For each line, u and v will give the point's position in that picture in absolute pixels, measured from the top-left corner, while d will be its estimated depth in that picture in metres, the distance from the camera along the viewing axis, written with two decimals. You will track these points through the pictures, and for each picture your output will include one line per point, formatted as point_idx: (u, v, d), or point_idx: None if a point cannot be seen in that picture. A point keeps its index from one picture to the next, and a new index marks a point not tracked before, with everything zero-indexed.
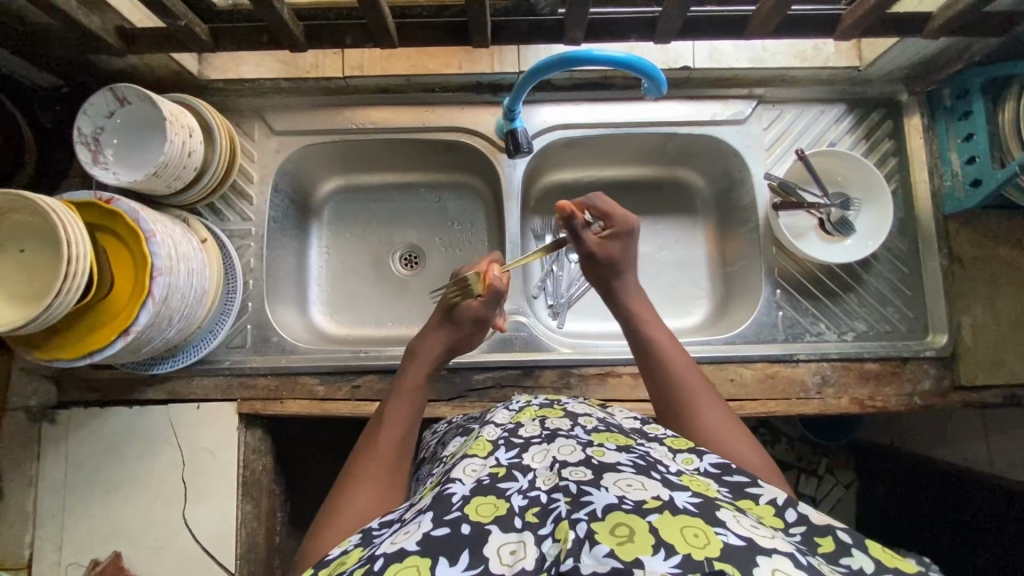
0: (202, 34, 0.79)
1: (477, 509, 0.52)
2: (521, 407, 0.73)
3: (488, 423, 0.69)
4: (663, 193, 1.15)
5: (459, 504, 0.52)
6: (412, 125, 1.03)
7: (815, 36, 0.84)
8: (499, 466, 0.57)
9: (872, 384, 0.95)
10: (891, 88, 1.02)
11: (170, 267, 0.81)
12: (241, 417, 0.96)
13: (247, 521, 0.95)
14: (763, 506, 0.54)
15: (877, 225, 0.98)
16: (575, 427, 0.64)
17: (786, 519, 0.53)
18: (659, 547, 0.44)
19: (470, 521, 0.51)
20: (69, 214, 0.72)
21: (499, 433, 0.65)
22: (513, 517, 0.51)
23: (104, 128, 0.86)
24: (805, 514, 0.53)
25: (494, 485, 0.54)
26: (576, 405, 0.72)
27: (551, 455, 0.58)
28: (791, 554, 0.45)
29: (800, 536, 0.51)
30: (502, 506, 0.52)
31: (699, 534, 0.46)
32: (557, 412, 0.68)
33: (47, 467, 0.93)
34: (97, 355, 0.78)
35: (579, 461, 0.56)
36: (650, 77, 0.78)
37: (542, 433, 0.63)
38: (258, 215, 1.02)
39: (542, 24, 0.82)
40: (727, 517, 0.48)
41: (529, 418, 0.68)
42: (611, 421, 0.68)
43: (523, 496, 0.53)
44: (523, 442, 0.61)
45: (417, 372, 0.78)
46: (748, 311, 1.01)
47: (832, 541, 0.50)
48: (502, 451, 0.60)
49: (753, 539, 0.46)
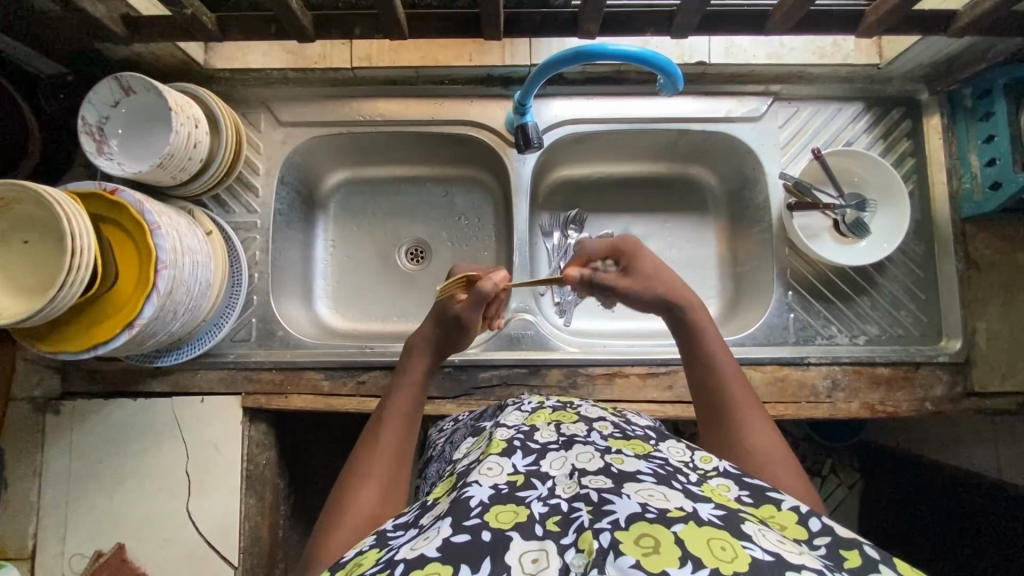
0: (210, 23, 0.77)
1: (497, 516, 0.50)
2: (534, 409, 0.72)
3: (500, 425, 0.68)
4: (674, 191, 1.13)
5: (477, 511, 0.51)
6: (421, 118, 1.01)
7: (835, 33, 0.82)
8: (517, 474, 0.56)
9: (884, 389, 0.94)
10: (911, 86, 0.99)
11: (174, 260, 0.80)
12: (245, 410, 0.96)
13: (251, 514, 0.95)
14: (785, 512, 0.53)
15: (894, 227, 0.96)
16: (592, 433, 0.63)
17: (810, 529, 0.51)
18: (686, 560, 0.43)
19: (490, 528, 0.49)
20: (73, 206, 0.71)
21: (514, 434, 0.64)
22: (534, 525, 0.50)
23: (108, 117, 0.85)
24: (829, 525, 0.51)
25: (513, 494, 0.53)
26: (590, 409, 0.71)
27: (570, 463, 0.57)
28: (819, 571, 0.44)
29: (824, 548, 0.49)
30: (522, 512, 0.51)
31: (726, 548, 0.44)
32: (571, 417, 0.68)
33: (51, 458, 0.93)
34: (101, 347, 0.77)
35: (599, 470, 0.55)
36: (666, 73, 0.76)
37: (559, 439, 0.62)
38: (264, 207, 1.00)
39: (556, 16, 0.80)
40: (753, 531, 0.47)
41: (544, 421, 0.67)
42: (626, 426, 0.68)
43: (542, 504, 0.52)
44: (540, 447, 0.61)
45: (416, 367, 0.78)
46: (759, 313, 1.00)
47: (859, 555, 0.47)
48: (518, 456, 0.59)
49: (781, 555, 0.45)
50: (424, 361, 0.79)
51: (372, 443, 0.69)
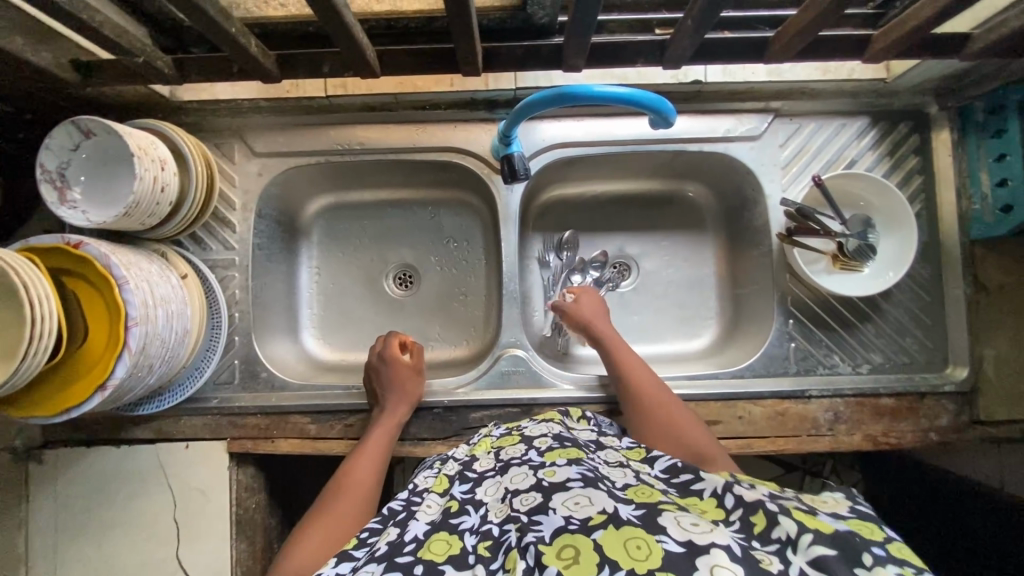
0: (165, 67, 0.71)
1: (431, 548, 0.59)
2: (479, 439, 0.81)
3: (448, 458, 0.78)
4: (668, 208, 1.09)
5: (411, 548, 0.59)
6: (403, 144, 0.96)
7: (842, 58, 0.76)
8: (453, 503, 0.66)
9: (887, 420, 0.91)
10: (920, 99, 0.93)
11: (145, 315, 0.77)
12: (231, 456, 0.93)
13: (242, 560, 0.93)
14: (706, 500, 0.60)
15: (901, 253, 0.91)
16: (529, 451, 0.70)
17: (725, 507, 0.58)
18: (603, 565, 0.51)
19: (424, 562, 0.57)
20: (32, 270, 0.67)
21: (456, 467, 0.74)
22: (467, 554, 0.58)
23: (70, 162, 0.80)
24: (739, 496, 0.58)
25: (447, 522, 0.62)
26: (534, 427, 0.77)
27: (503, 486, 0.65)
28: (727, 547, 0.50)
29: (738, 521, 0.56)
30: (455, 544, 0.59)
31: (640, 546, 0.51)
32: (513, 440, 0.75)
33: (36, 508, 0.92)
34: (75, 410, 0.74)
35: (530, 486, 0.61)
36: (657, 111, 0.71)
37: (496, 465, 0.71)
38: (242, 243, 0.96)
39: (539, 48, 0.74)
40: (668, 522, 0.53)
41: (484, 451, 0.77)
42: (565, 436, 0.74)
43: (475, 533, 0.60)
44: (477, 476, 0.70)
45: (385, 435, 0.86)
46: (758, 342, 0.96)
47: (763, 517, 0.55)
48: (457, 486, 0.69)
49: (692, 542, 0.51)
50: (390, 427, 0.87)
51: (338, 489, 0.79)
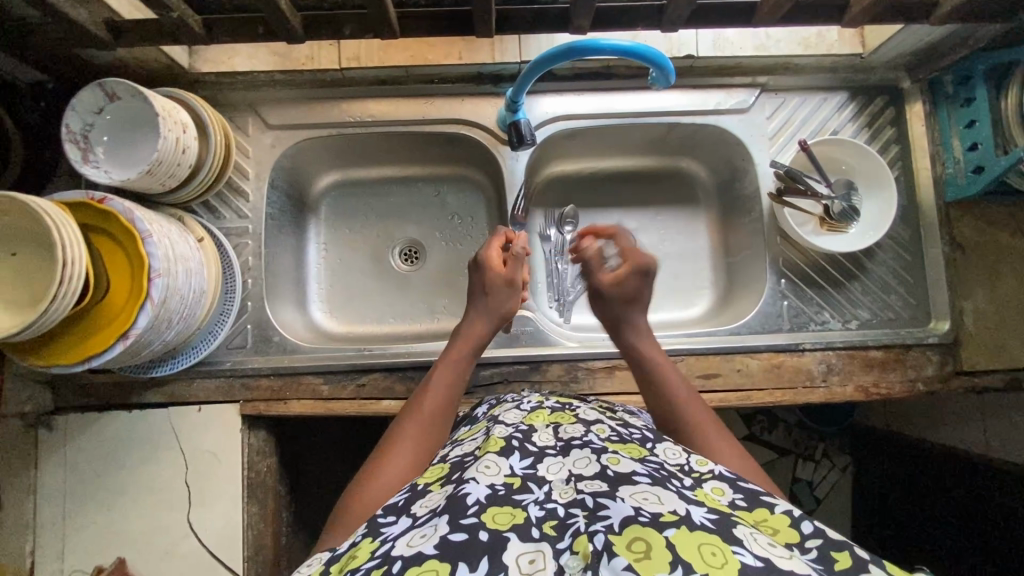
0: (195, 25, 0.75)
1: (494, 518, 0.52)
2: (533, 408, 0.74)
3: (499, 421, 0.70)
4: (663, 183, 1.15)
5: (474, 510, 0.53)
6: (412, 117, 1.01)
7: (822, 24, 0.83)
8: (513, 477, 0.58)
9: (876, 371, 0.96)
10: (892, 74, 1.01)
11: (168, 268, 0.79)
12: (244, 418, 0.95)
13: (254, 522, 0.93)
14: (778, 516, 0.55)
15: (880, 216, 0.98)
16: (588, 435, 0.65)
17: (802, 532, 0.53)
18: (675, 565, 0.46)
19: (487, 528, 0.51)
20: (63, 216, 0.69)
21: (512, 432, 0.66)
22: (531, 526, 0.51)
23: (94, 124, 0.83)
24: (820, 527, 0.53)
25: (510, 496, 0.55)
26: (587, 411, 0.74)
27: (567, 468, 0.59)
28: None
29: (815, 551, 0.52)
30: (519, 514, 0.52)
31: (716, 553, 0.47)
32: (569, 419, 0.70)
33: (45, 474, 0.91)
34: (96, 359, 0.76)
35: (595, 474, 0.57)
36: (658, 66, 0.77)
37: (557, 443, 0.64)
38: (255, 212, 0.99)
39: (547, 12, 0.80)
40: (743, 535, 0.49)
41: (542, 423, 0.69)
42: (623, 428, 0.70)
43: (539, 507, 0.54)
44: (538, 450, 0.62)
45: (466, 350, 0.83)
46: (753, 301, 1.01)
47: (848, 557, 0.50)
48: (515, 458, 0.61)
49: (769, 560, 0.47)
50: (471, 342, 0.84)
51: (416, 407, 0.76)
